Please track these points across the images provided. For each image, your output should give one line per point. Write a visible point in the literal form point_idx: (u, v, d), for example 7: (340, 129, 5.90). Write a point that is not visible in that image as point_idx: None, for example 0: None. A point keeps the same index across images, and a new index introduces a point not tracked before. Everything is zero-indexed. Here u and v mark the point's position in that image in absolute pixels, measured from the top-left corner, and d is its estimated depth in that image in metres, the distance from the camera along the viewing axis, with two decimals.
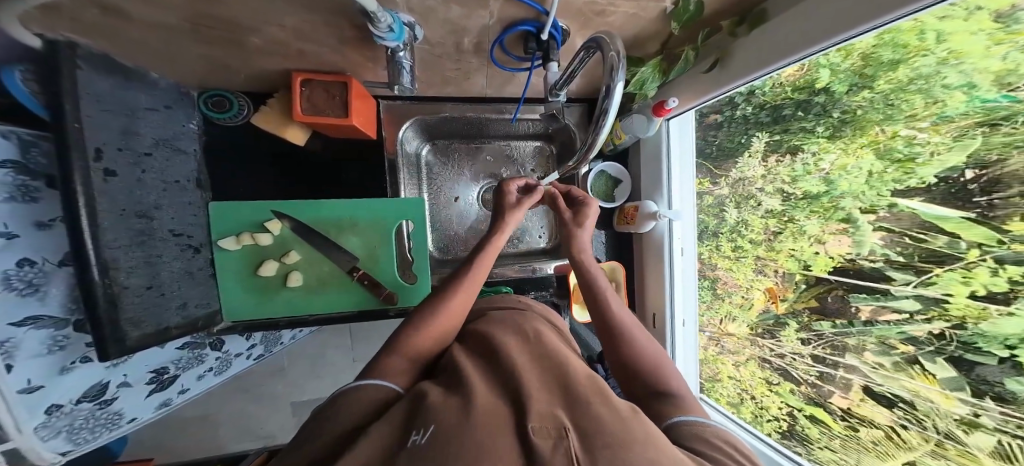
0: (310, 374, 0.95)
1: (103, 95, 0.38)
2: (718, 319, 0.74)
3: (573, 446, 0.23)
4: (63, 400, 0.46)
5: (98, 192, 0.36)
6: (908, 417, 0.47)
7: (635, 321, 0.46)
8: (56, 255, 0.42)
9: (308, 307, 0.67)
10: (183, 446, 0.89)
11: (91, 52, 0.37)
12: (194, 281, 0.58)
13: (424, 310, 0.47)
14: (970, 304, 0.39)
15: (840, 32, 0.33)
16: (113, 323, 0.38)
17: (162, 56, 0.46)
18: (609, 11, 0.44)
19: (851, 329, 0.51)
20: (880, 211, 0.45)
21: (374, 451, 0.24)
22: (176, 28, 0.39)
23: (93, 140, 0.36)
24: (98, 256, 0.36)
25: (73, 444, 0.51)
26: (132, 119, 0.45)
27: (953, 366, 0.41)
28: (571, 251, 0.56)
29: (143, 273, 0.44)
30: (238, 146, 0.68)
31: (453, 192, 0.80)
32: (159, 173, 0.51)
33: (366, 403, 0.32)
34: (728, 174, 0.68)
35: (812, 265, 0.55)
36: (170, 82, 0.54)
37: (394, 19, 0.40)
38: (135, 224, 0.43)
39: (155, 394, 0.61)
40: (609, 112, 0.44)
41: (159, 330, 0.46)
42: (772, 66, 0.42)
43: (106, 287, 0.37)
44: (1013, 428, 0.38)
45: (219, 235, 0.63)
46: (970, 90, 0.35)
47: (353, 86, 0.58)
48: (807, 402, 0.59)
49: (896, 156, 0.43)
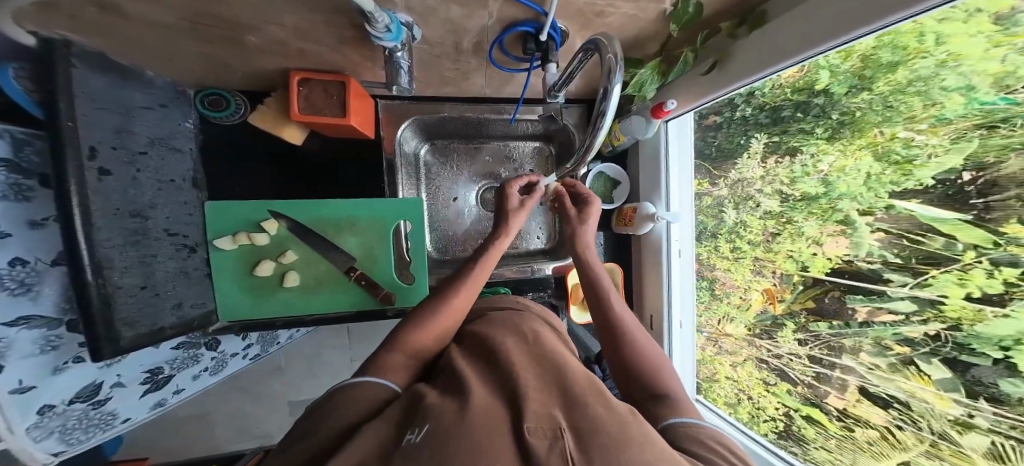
0: (307, 374, 0.94)
1: (98, 93, 0.38)
2: (716, 319, 0.74)
3: (570, 447, 0.23)
4: (56, 400, 0.46)
5: (92, 191, 0.36)
6: (903, 418, 0.48)
7: (636, 322, 0.46)
8: (49, 255, 0.42)
9: (305, 307, 0.67)
10: (179, 445, 0.88)
11: (86, 50, 0.37)
12: (190, 281, 0.58)
13: (423, 309, 0.47)
14: (965, 305, 0.39)
15: (844, 34, 0.32)
16: (106, 323, 0.38)
17: (160, 55, 0.46)
18: (609, 12, 0.44)
19: (847, 330, 0.52)
20: (878, 213, 0.45)
21: (369, 450, 0.23)
22: (174, 26, 0.39)
23: (87, 138, 0.36)
24: (91, 256, 0.35)
25: (66, 445, 0.50)
26: (127, 118, 0.44)
27: (948, 366, 0.42)
28: (574, 250, 0.57)
29: (137, 272, 0.43)
30: (235, 145, 0.67)
31: (452, 192, 0.80)
32: (155, 172, 0.50)
33: (362, 401, 0.32)
34: (728, 175, 0.68)
35: (809, 266, 0.55)
36: (167, 80, 0.54)
37: (393, 19, 0.40)
38: (129, 223, 0.43)
39: (149, 394, 0.60)
40: (607, 114, 0.43)
41: (153, 330, 0.46)
42: (773, 67, 0.42)
43: (99, 287, 0.37)
44: (1006, 429, 0.38)
45: (215, 235, 0.63)
46: (968, 91, 0.35)
47: (352, 85, 0.58)
48: (803, 402, 0.60)
49: (894, 159, 0.43)
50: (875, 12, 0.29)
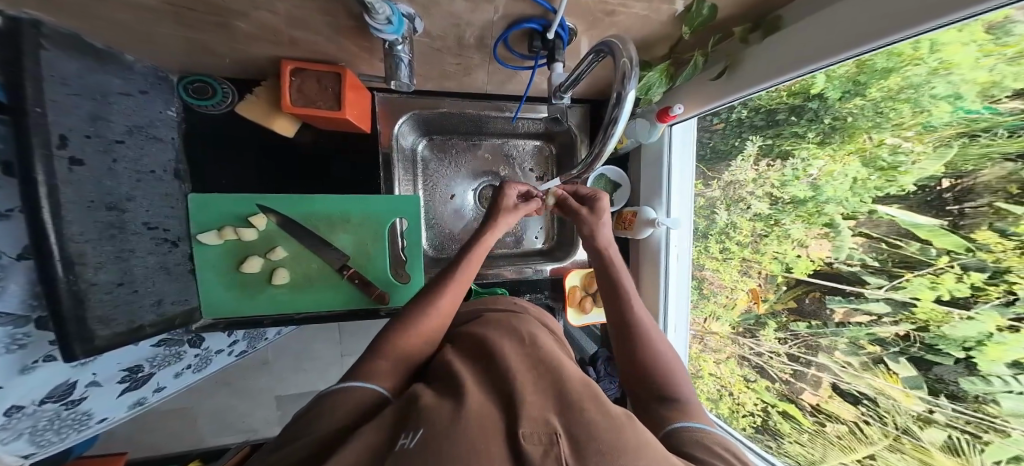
0: (294, 368, 0.92)
1: (70, 77, 0.35)
2: (703, 317, 0.77)
3: (565, 453, 0.23)
4: (25, 401, 0.43)
5: (61, 181, 0.33)
6: (870, 414, 0.50)
7: (653, 324, 0.47)
8: (14, 249, 0.39)
9: (294, 305, 0.65)
10: (158, 440, 0.85)
11: (57, 31, 0.34)
12: (171, 277, 0.55)
13: (409, 312, 0.46)
14: (935, 308, 0.41)
15: (880, 37, 0.31)
16: (79, 321, 0.35)
17: (138, 37, 0.42)
18: (619, 12, 0.43)
19: (824, 330, 0.54)
20: (860, 217, 0.47)
21: (362, 451, 0.23)
22: (155, 9, 0.36)
23: (56, 126, 0.33)
24: (61, 250, 0.33)
25: (37, 446, 0.48)
26: (103, 104, 0.41)
27: (913, 366, 0.44)
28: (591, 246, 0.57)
29: (114, 268, 0.41)
30: (217, 133, 0.63)
31: (449, 190, 0.79)
32: (134, 162, 0.47)
33: (353, 404, 0.31)
34: (720, 176, 0.70)
35: (793, 268, 0.57)
36: (147, 65, 0.50)
37: (394, 11, 0.38)
38: (105, 216, 0.40)
39: (127, 393, 0.58)
40: (620, 120, 0.43)
41: (132, 327, 0.44)
42: (796, 73, 0.41)
43: (70, 283, 0.34)
44: (963, 424, 0.41)
45: (200, 228, 0.60)
46: (955, 100, 0.37)
47: (346, 76, 0.55)
48: (780, 398, 0.62)
49: (879, 164, 0.45)
50: (917, 15, 0.28)
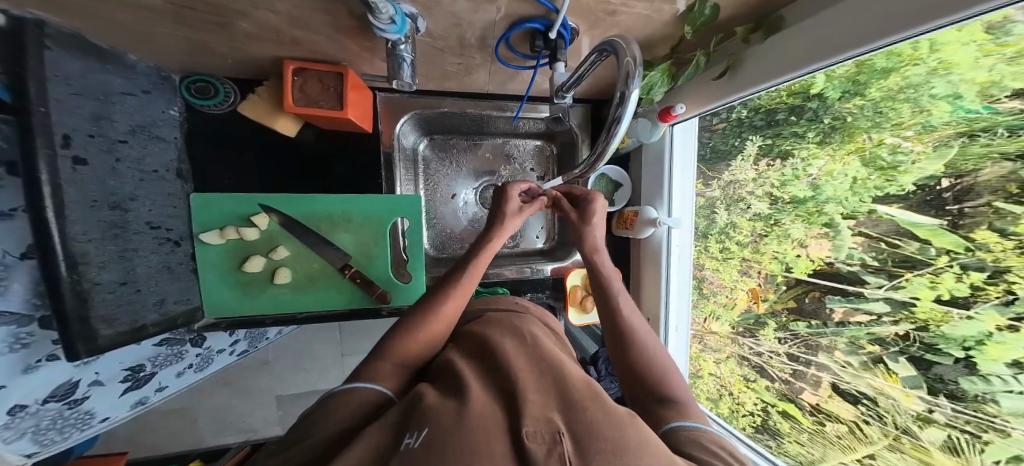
0: (295, 368, 0.92)
1: (74, 78, 0.35)
2: (703, 317, 0.77)
3: (568, 452, 0.23)
4: (28, 400, 0.44)
5: (65, 181, 0.33)
6: (869, 413, 0.50)
7: (646, 326, 0.47)
8: (18, 248, 0.39)
9: (295, 305, 0.65)
10: (159, 439, 0.86)
11: (61, 31, 0.34)
12: (173, 277, 0.55)
13: (412, 315, 0.46)
14: (935, 308, 0.41)
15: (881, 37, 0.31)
16: (82, 320, 0.36)
17: (140, 36, 0.42)
18: (620, 12, 0.43)
19: (824, 329, 0.54)
20: (860, 217, 0.48)
21: (366, 451, 0.23)
22: (158, 10, 0.37)
23: (60, 125, 0.33)
24: (65, 249, 0.33)
25: (40, 445, 0.48)
26: (106, 104, 0.41)
27: (913, 365, 0.44)
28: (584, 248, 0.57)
29: (117, 267, 0.41)
30: (220, 132, 0.63)
31: (451, 190, 0.79)
32: (137, 161, 0.47)
33: (358, 405, 0.32)
34: (720, 176, 0.70)
35: (793, 267, 0.57)
36: (150, 65, 0.50)
37: (397, 11, 0.38)
38: (108, 215, 0.40)
39: (129, 392, 0.58)
40: (623, 120, 0.43)
41: (134, 326, 0.44)
42: (797, 73, 0.42)
43: (73, 282, 0.34)
44: (962, 423, 0.41)
45: (202, 228, 0.60)
46: (955, 100, 0.37)
47: (348, 76, 0.55)
48: (780, 398, 0.62)
49: (879, 164, 0.45)
50: (919, 15, 0.28)
